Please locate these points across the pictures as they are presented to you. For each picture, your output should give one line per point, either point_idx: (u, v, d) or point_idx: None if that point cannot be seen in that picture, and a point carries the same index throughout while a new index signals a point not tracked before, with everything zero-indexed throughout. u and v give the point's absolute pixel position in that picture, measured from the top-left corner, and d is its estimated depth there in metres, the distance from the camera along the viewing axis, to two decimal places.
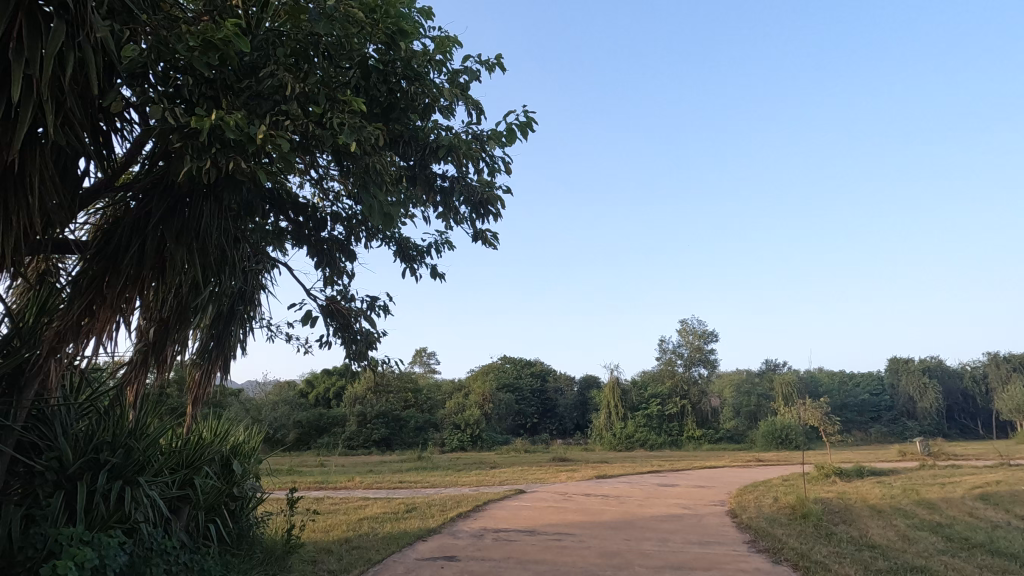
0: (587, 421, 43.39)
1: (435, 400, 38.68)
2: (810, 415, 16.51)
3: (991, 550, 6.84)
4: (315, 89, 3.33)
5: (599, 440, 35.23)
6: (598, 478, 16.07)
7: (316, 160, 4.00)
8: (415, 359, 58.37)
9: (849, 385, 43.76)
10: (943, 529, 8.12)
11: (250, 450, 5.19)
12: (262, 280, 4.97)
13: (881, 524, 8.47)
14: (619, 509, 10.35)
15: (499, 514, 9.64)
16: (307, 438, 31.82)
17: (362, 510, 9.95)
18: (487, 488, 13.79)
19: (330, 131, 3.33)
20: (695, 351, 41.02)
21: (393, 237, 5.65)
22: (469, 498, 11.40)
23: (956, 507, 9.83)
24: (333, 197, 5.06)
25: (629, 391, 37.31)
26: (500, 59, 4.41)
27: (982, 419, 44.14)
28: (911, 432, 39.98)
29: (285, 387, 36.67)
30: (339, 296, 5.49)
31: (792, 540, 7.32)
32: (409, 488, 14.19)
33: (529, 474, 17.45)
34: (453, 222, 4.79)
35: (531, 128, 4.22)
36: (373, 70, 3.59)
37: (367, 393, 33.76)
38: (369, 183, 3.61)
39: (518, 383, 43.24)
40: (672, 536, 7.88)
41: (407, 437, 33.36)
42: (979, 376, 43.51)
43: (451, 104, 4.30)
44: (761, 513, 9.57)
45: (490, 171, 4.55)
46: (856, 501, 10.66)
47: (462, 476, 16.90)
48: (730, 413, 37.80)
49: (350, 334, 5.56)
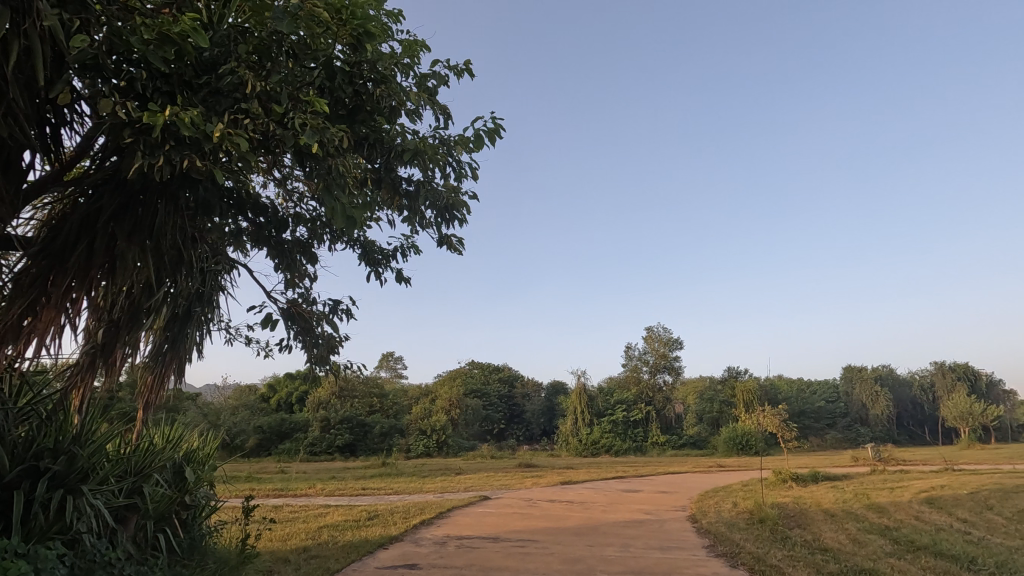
0: (554, 428, 43.41)
1: (401, 404, 38.24)
2: (769, 421, 16.98)
3: (935, 553, 7.13)
4: (277, 87, 3.26)
5: (566, 446, 35.51)
6: (563, 484, 16.15)
7: (279, 161, 3.92)
8: (381, 364, 57.73)
9: (807, 393, 45.10)
10: (891, 532, 8.44)
11: (204, 456, 4.99)
12: (222, 281, 4.83)
13: (833, 528, 8.74)
14: (582, 515, 10.42)
15: (463, 520, 9.56)
16: (268, 443, 31.01)
17: (323, 517, 9.74)
18: (451, 495, 13.69)
19: (292, 131, 3.26)
20: (660, 357, 42.16)
21: (357, 240, 5.58)
22: (433, 505, 11.31)
23: (903, 510, 10.24)
24: (297, 199, 4.96)
25: (595, 397, 37.67)
26: (468, 65, 4.45)
27: (930, 426, 46.04)
28: (864, 438, 41.51)
29: (246, 392, 35.78)
30: (300, 299, 5.39)
31: (750, 545, 7.50)
32: (372, 495, 14.00)
33: (494, 480, 17.39)
34: (419, 227, 4.77)
35: (499, 135, 4.24)
36: (339, 72, 3.53)
37: (331, 398, 33.21)
38: (332, 186, 3.55)
39: (486, 389, 43.23)
40: (634, 541, 7.97)
41: (372, 443, 32.87)
42: (927, 386, 45.38)
43: (418, 108, 4.30)
44: (720, 518, 9.79)
45: (457, 176, 4.54)
46: (811, 505, 11.00)
47: (427, 483, 16.74)
48: (693, 419, 38.49)
49: (312, 338, 5.43)
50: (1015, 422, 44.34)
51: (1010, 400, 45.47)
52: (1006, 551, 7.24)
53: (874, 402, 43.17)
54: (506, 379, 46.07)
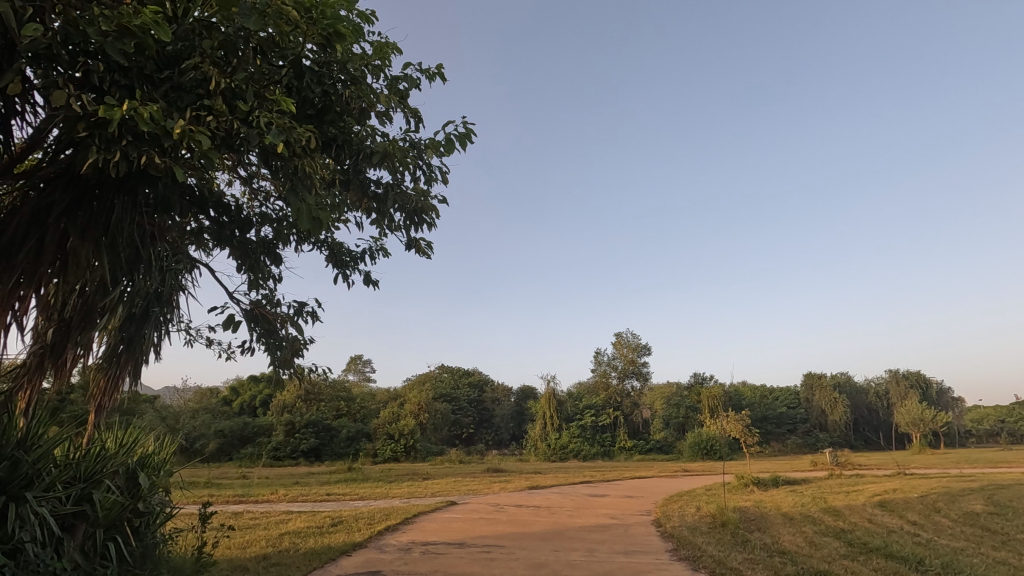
0: (523, 432, 43.37)
1: (370, 409, 37.67)
2: (732, 427, 17.34)
3: (886, 554, 7.38)
4: (243, 85, 3.20)
5: (534, 451, 35.58)
6: (530, 489, 16.16)
7: (244, 160, 3.85)
8: (349, 367, 56.88)
9: (769, 399, 46.31)
10: (846, 534, 8.72)
11: (160, 461, 4.81)
12: (182, 281, 4.68)
13: (791, 531, 8.98)
14: (549, 520, 10.44)
15: (428, 526, 9.47)
16: (229, 448, 30.06)
17: (285, 524, 9.50)
18: (417, 500, 13.53)
19: (257, 130, 3.20)
20: (629, 363, 42.64)
21: (325, 241, 5.51)
22: (399, 510, 11.17)
23: (857, 513, 10.58)
24: (262, 198, 4.85)
25: (565, 402, 37.85)
26: (440, 69, 4.48)
27: (884, 432, 47.76)
28: (822, 443, 42.84)
29: (207, 395, 34.69)
30: (264, 300, 5.29)
31: (712, 548, 7.64)
32: (336, 501, 13.73)
33: (462, 485, 17.25)
34: (387, 229, 4.73)
35: (470, 140, 4.26)
36: (308, 72, 3.51)
37: (297, 401, 32.58)
38: (298, 186, 3.49)
39: (455, 394, 43.06)
40: (599, 546, 8.03)
41: (338, 447, 32.26)
42: (882, 393, 46.80)
43: (388, 111, 4.29)
44: (684, 522, 9.94)
45: (426, 180, 4.53)
46: (771, 509, 11.29)
47: (393, 488, 16.50)
48: (660, 424, 39.09)
49: (276, 339, 5.31)
50: (962, 428, 46.36)
51: (958, 406, 47.47)
52: (952, 552, 7.57)
53: (832, 408, 44.34)
54: (476, 383, 45.97)
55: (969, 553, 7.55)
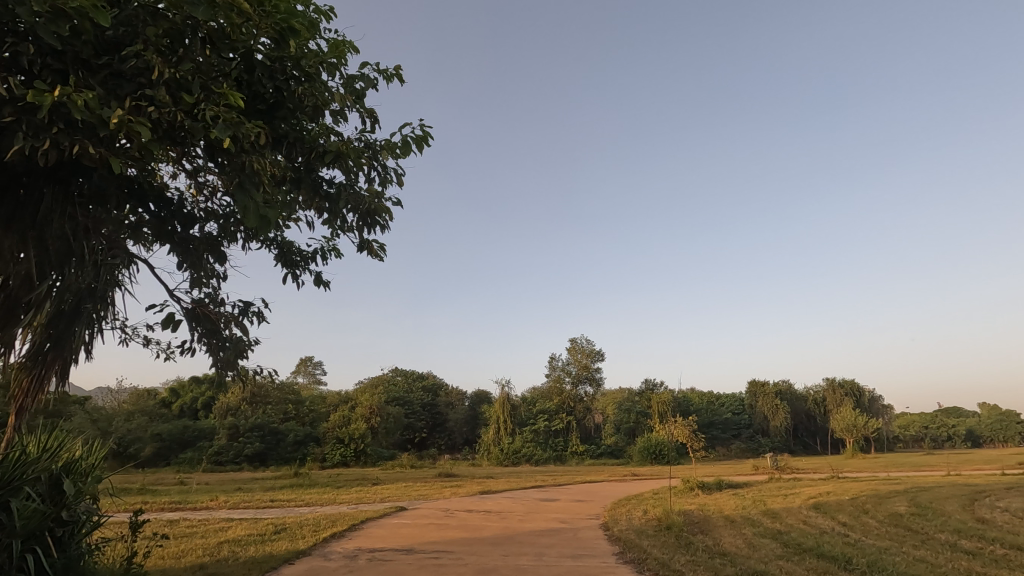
0: (476, 437, 42.96)
1: (319, 412, 36.73)
2: (680, 432, 17.82)
3: (819, 554, 7.75)
4: (188, 76, 3.07)
5: (487, 456, 35.56)
6: (482, 494, 16.09)
7: (188, 153, 3.72)
8: (298, 368, 55.41)
9: (715, 406, 47.95)
10: (782, 536, 9.11)
11: (88, 467, 4.52)
12: (119, 276, 4.44)
13: (731, 533, 9.29)
14: (499, 525, 10.44)
15: (376, 533, 9.30)
16: (167, 453, 28.69)
17: (225, 532, 9.13)
18: (366, 506, 13.27)
19: (202, 123, 3.09)
20: (582, 368, 43.24)
21: (274, 239, 5.36)
22: (346, 517, 10.91)
23: (793, 515, 11.10)
24: (208, 194, 4.66)
25: (519, 407, 37.95)
26: (397, 70, 4.47)
27: (821, 437, 50.21)
28: (764, 448, 44.71)
29: (143, 395, 32.96)
30: (207, 299, 5.10)
31: (656, 551, 7.83)
32: (280, 507, 13.29)
33: (412, 491, 17.01)
34: (339, 229, 4.64)
35: (426, 143, 4.25)
36: (259, 66, 3.44)
37: (241, 404, 31.41)
38: (245, 183, 3.38)
39: (408, 397, 42.55)
40: (547, 550, 8.09)
41: (284, 452, 31.27)
42: (820, 399, 48.98)
43: (342, 109, 4.23)
44: (631, 526, 10.15)
45: (381, 181, 4.48)
46: (714, 512, 11.68)
47: (340, 494, 16.09)
48: (612, 429, 39.79)
49: (218, 340, 5.10)
50: (890, 433, 49.22)
51: (887, 412, 50.30)
52: (878, 551, 8.01)
53: (774, 415, 46.23)
54: (430, 387, 45.58)
55: (892, 552, 8.02)
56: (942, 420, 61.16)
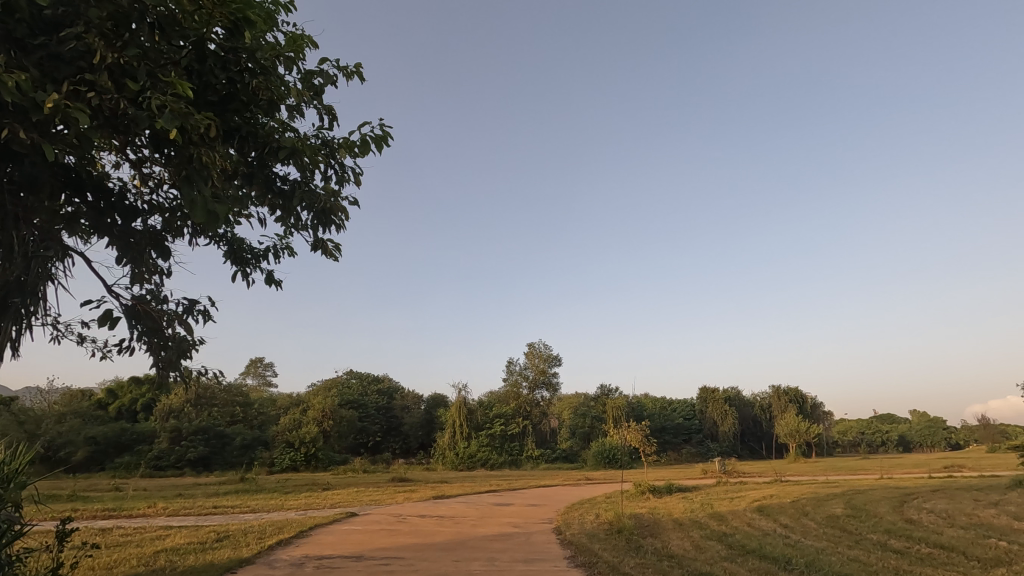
0: (432, 441, 42.45)
1: (269, 416, 35.58)
2: (633, 437, 18.13)
3: (761, 556, 8.04)
4: (133, 62, 2.93)
5: (442, 460, 35.30)
6: (435, 499, 15.91)
7: (132, 142, 3.55)
8: (248, 370, 53.54)
9: (667, 411, 49.12)
10: (727, 538, 9.41)
11: (10, 473, 4.21)
12: (52, 270, 4.17)
13: (680, 536, 9.51)
14: (452, 530, 10.35)
15: (324, 540, 9.04)
16: (102, 457, 27.16)
17: (163, 540, 8.68)
18: (315, 512, 12.89)
19: (147, 113, 2.96)
20: (540, 373, 43.45)
21: (224, 236, 5.18)
22: (294, 523, 10.57)
23: (738, 518, 11.47)
24: (154, 185, 4.44)
25: (475, 411, 37.73)
26: (358, 68, 4.40)
27: (766, 442, 52.17)
28: (712, 452, 46.09)
29: (77, 396, 31.05)
30: (150, 296, 4.86)
31: (607, 554, 7.93)
32: (224, 514, 12.75)
33: (364, 496, 16.65)
34: (293, 227, 4.50)
35: (386, 143, 4.18)
36: (211, 56, 3.34)
37: (185, 406, 30.07)
38: (193, 177, 3.24)
39: (363, 400, 41.75)
40: (499, 555, 8.09)
41: (230, 456, 30.11)
42: (766, 406, 50.78)
43: (299, 105, 4.13)
44: (583, 529, 10.27)
45: (338, 180, 4.39)
46: (663, 515, 11.95)
47: (288, 500, 15.59)
48: (567, 434, 40.36)
49: (159, 339, 4.85)
50: (830, 439, 51.59)
51: (828, 419, 52.66)
52: (815, 552, 8.37)
53: (723, 420, 47.66)
54: (385, 390, 44.87)
55: (828, 553, 8.40)
56: (877, 426, 64.58)
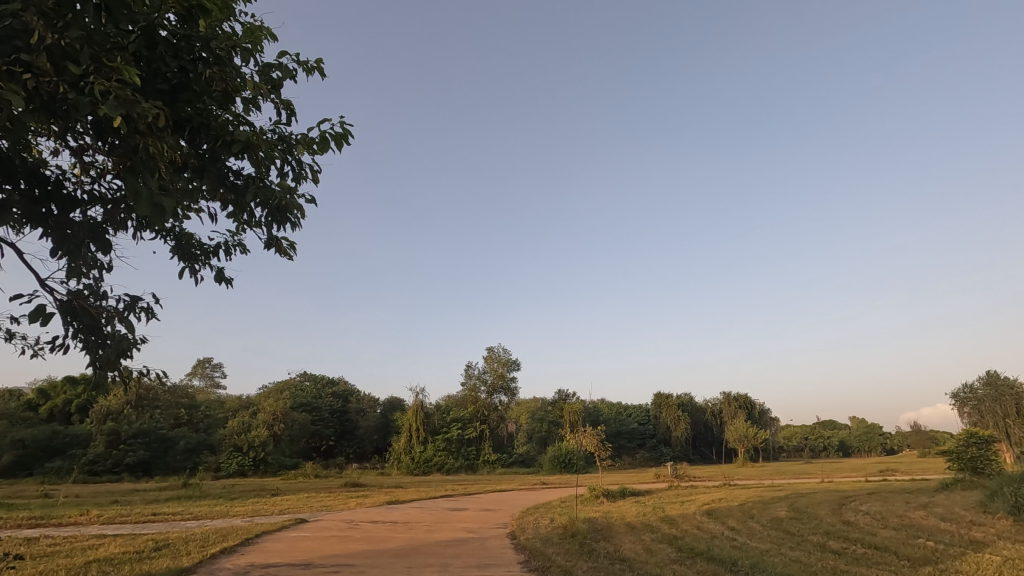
0: (387, 446, 41.69)
1: (216, 418, 34.25)
2: (588, 441, 18.35)
3: (709, 558, 8.26)
4: (76, 44, 2.78)
5: (397, 465, 34.81)
6: (389, 504, 15.65)
7: (73, 128, 3.36)
8: (195, 370, 51.43)
9: (623, 416, 50.02)
10: (677, 541, 9.61)
11: None
12: None
13: (632, 539, 9.66)
14: (405, 536, 10.21)
15: (272, 547, 8.75)
16: (31, 462, 25.53)
17: (95, 550, 8.21)
18: (263, 519, 12.47)
19: (90, 98, 2.81)
20: (498, 377, 43.57)
21: (171, 230, 4.96)
22: (239, 530, 10.18)
23: (688, 521, 11.75)
24: (96, 175, 4.22)
25: (432, 414, 37.35)
26: (319, 63, 4.31)
27: (716, 446, 53.81)
28: (665, 457, 47.19)
29: (3, 396, 29.04)
30: (87, 292, 4.60)
31: (560, 558, 7.98)
32: (164, 521, 12.18)
33: (315, 502, 16.20)
34: (246, 224, 4.35)
35: (346, 141, 4.11)
36: (162, 43, 3.22)
37: (125, 408, 28.55)
38: (138, 168, 3.09)
39: (317, 403, 40.74)
40: (453, 560, 8.01)
41: (173, 461, 28.81)
42: (718, 411, 52.26)
43: (256, 98, 4.01)
44: (537, 534, 10.31)
45: (295, 177, 4.28)
46: (616, 519, 12.13)
47: (234, 506, 15.01)
48: (524, 439, 41.18)
49: (97, 338, 4.57)
50: (776, 444, 53.59)
51: (775, 424, 54.66)
52: (760, 554, 8.66)
53: (676, 425, 48.77)
54: (340, 394, 43.93)
55: (772, 554, 8.71)
56: (819, 432, 67.53)
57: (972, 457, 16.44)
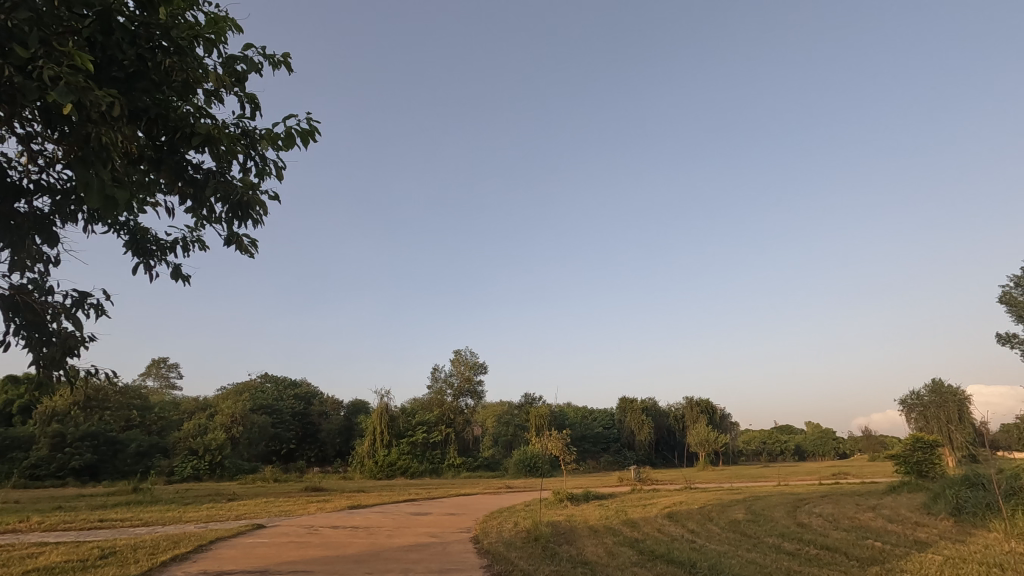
0: (350, 449, 40.94)
1: (170, 420, 33.01)
2: (553, 445, 18.44)
3: (668, 560, 8.39)
4: (23, 26, 2.64)
5: (360, 468, 34.25)
6: (350, 509, 15.36)
7: (18, 113, 3.19)
8: (149, 370, 49.47)
9: (588, 420, 50.49)
10: (638, 543, 9.74)
11: None
12: None
13: (593, 543, 9.75)
14: (366, 541, 10.03)
15: (226, 554, 8.47)
16: None
17: (34, 559, 7.77)
18: (218, 524, 12.07)
19: (38, 84, 2.68)
20: (464, 381, 43.45)
21: (125, 224, 4.78)
22: (192, 537, 9.83)
23: (650, 524, 11.94)
24: (44, 163, 4.02)
25: (397, 417, 36.91)
26: (285, 58, 4.22)
27: (678, 450, 54.81)
28: (629, 461, 47.77)
29: None
30: (32, 287, 4.38)
31: (523, 562, 7.97)
32: (111, 528, 11.66)
33: (272, 507, 15.77)
34: (204, 219, 4.22)
35: (313, 138, 4.04)
36: (119, 29, 3.10)
37: (71, 409, 27.24)
38: (90, 158, 2.96)
39: (277, 406, 39.72)
40: (414, 566, 7.93)
41: (123, 464, 27.66)
42: (680, 416, 53.25)
43: (218, 90, 3.90)
44: (500, 537, 10.30)
45: (258, 173, 4.17)
46: (579, 522, 12.22)
47: (187, 512, 14.48)
48: (490, 442, 40.10)
49: (41, 335, 4.34)
50: (735, 448, 54.89)
51: (735, 429, 55.98)
52: (717, 555, 8.87)
53: (640, 429, 49.47)
54: (302, 396, 42.97)
55: (729, 556, 8.92)
56: (777, 437, 69.55)
57: (917, 461, 17.20)
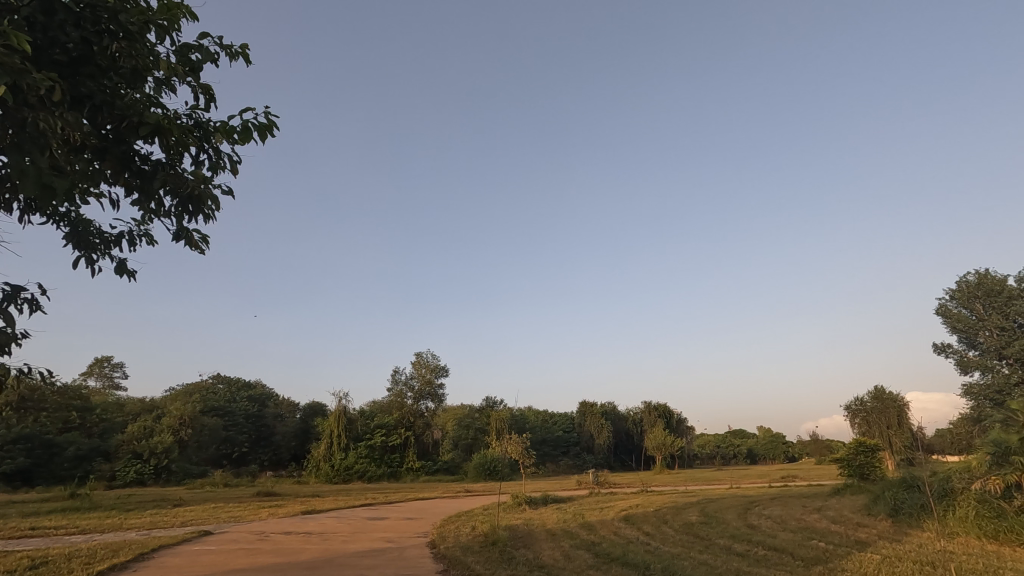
0: (305, 453, 39.91)
1: (113, 422, 31.40)
2: (513, 449, 18.43)
3: (623, 563, 8.50)
4: None
5: (315, 472, 33.46)
6: (304, 514, 14.94)
7: None
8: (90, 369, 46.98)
9: (548, 424, 50.71)
10: (595, 546, 9.83)
11: None
12: None
13: (551, 546, 9.78)
14: (319, 547, 9.78)
15: (169, 562, 8.10)
16: None
17: None
18: (162, 532, 11.53)
19: None
20: (425, 384, 43.03)
21: (66, 215, 4.53)
22: (132, 545, 9.35)
23: (606, 527, 12.07)
24: None
25: (355, 420, 36.26)
26: (244, 48, 4.09)
27: (636, 453, 55.61)
28: (587, 464, 48.22)
29: None
30: None
31: (479, 567, 7.90)
32: (43, 536, 10.98)
33: (222, 512, 15.20)
34: (152, 213, 4.02)
35: (270, 133, 3.93)
36: (62, 9, 2.97)
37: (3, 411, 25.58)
38: (26, 143, 2.78)
39: (230, 407, 38.38)
40: (369, 571, 7.77)
41: (59, 469, 26.20)
42: (639, 420, 54.15)
43: (170, 79, 3.74)
44: (457, 542, 10.20)
45: (211, 167, 4.03)
46: (537, 526, 12.25)
47: (129, 518, 13.79)
48: (450, 445, 39.76)
49: None
50: (691, 452, 56.12)
51: (691, 434, 57.19)
52: (671, 557, 9.06)
53: (598, 432, 50.05)
54: (255, 398, 41.66)
55: (682, 557, 9.11)
56: (730, 442, 71.48)
57: (860, 464, 17.97)
